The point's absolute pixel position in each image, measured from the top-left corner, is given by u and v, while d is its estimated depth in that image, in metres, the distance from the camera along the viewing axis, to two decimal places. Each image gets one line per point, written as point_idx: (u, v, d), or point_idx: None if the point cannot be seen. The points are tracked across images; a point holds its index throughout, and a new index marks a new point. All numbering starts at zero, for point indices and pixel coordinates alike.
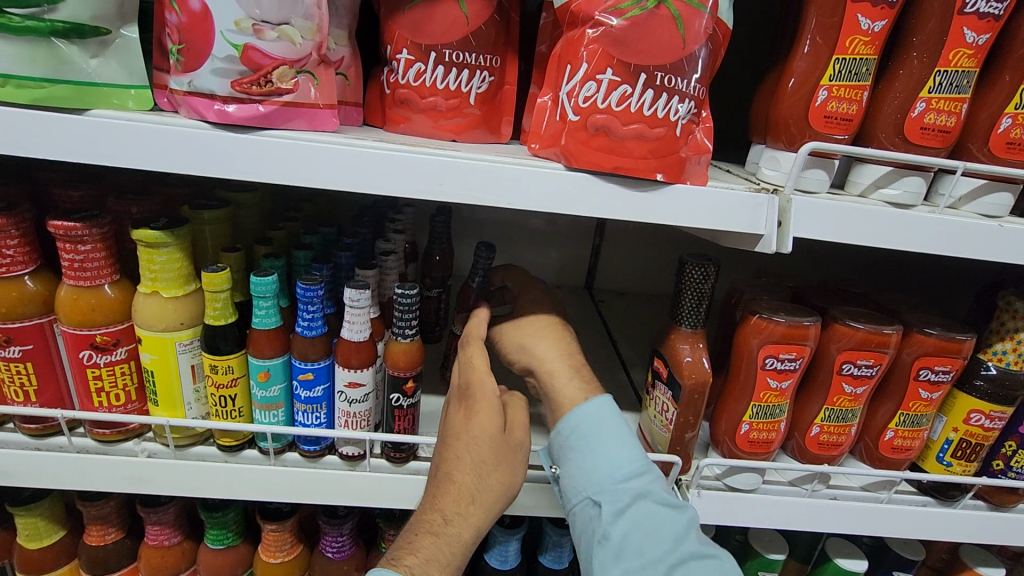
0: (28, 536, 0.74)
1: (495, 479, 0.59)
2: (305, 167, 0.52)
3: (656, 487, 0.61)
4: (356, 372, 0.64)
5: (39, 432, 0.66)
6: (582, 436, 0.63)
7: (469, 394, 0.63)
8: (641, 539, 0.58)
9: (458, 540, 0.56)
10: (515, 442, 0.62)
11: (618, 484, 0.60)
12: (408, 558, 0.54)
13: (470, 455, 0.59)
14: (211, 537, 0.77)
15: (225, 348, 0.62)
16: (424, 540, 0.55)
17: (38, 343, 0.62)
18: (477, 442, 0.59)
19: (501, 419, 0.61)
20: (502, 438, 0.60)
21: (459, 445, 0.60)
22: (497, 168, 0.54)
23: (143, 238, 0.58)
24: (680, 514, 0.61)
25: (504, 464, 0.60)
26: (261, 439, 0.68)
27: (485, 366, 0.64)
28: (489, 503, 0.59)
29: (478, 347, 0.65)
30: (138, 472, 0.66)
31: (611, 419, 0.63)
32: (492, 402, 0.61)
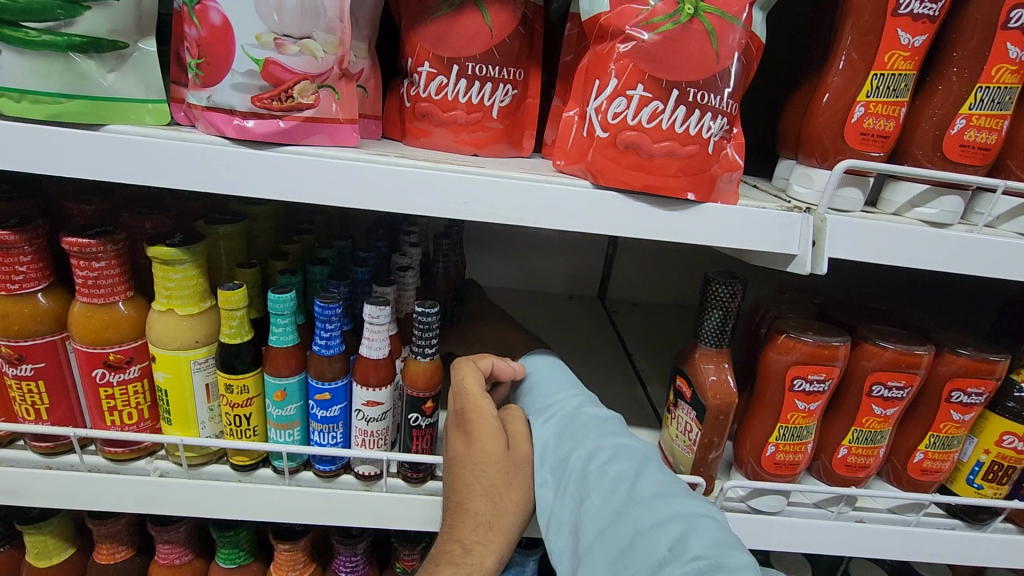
0: (37, 554, 0.73)
1: (509, 501, 0.59)
2: (327, 186, 0.51)
3: (583, 403, 0.65)
4: (375, 391, 0.63)
5: (50, 450, 0.65)
6: (535, 384, 0.69)
7: (465, 419, 0.61)
8: (561, 439, 0.61)
9: (480, 569, 0.56)
10: (519, 457, 0.61)
11: (549, 401, 0.66)
12: None
13: (481, 481, 0.58)
14: (223, 556, 0.75)
15: (241, 367, 0.61)
16: (445, 570, 0.55)
17: (50, 361, 0.61)
18: (483, 467, 0.59)
19: (503, 438, 0.60)
20: (507, 458, 0.60)
21: (465, 471, 0.58)
22: (522, 186, 0.52)
23: (159, 255, 0.56)
24: (602, 416, 0.63)
25: (514, 482, 0.59)
26: (276, 458, 0.67)
27: (477, 388, 0.62)
28: (506, 526, 0.58)
29: (471, 369, 0.64)
30: (151, 492, 0.64)
31: (551, 367, 0.71)
32: (490, 420, 0.60)
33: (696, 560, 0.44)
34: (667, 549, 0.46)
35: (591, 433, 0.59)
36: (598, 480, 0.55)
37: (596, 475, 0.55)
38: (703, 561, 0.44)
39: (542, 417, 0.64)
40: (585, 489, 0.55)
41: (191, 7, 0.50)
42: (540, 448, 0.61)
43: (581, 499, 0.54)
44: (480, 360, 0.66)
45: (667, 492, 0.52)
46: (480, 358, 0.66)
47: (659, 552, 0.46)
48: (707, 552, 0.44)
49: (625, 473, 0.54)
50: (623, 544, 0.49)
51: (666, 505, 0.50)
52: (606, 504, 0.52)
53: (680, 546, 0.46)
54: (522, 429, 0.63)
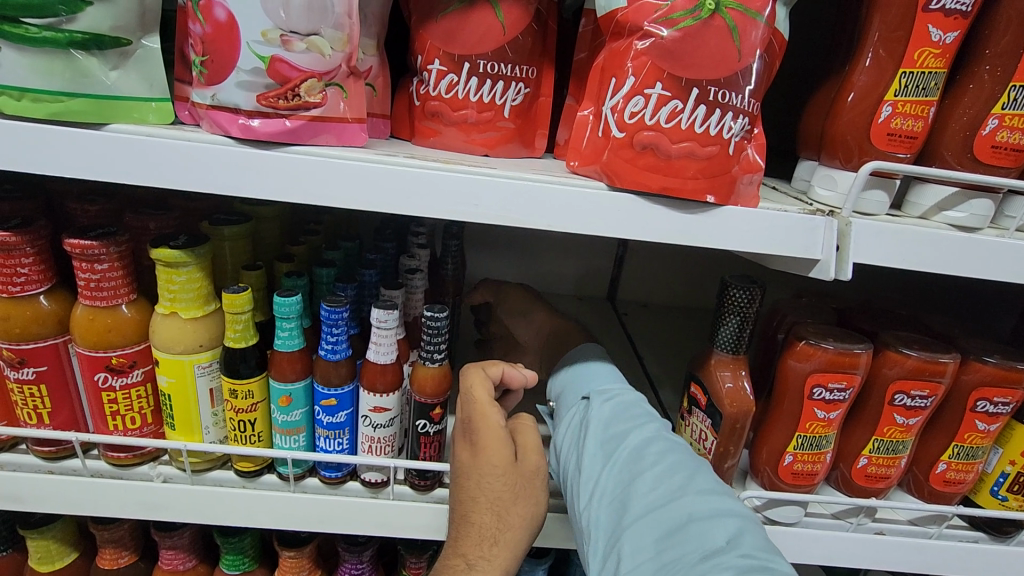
0: (40, 559, 0.72)
1: (516, 513, 0.57)
2: (335, 187, 0.50)
3: (645, 392, 0.65)
4: (382, 397, 0.61)
5: (52, 455, 0.64)
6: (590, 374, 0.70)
7: (471, 428, 0.59)
8: (618, 420, 0.60)
9: None
10: (527, 467, 0.58)
11: (611, 387, 0.66)
12: None
13: (488, 493, 0.56)
14: (227, 562, 0.74)
15: (246, 371, 0.60)
16: None
17: (52, 365, 0.59)
18: (489, 478, 0.56)
19: (512, 448, 0.58)
20: (514, 469, 0.57)
21: (472, 481, 0.57)
22: (535, 188, 0.51)
23: (163, 257, 0.55)
24: (657, 410, 0.63)
25: (522, 493, 0.57)
26: (281, 464, 0.65)
27: (486, 396, 0.60)
28: (512, 538, 0.56)
29: (479, 377, 0.62)
30: (154, 498, 0.63)
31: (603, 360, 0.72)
32: (497, 429, 0.58)
33: (747, 556, 0.45)
34: (720, 541, 0.46)
35: (653, 423, 0.59)
36: (652, 463, 0.54)
37: (652, 457, 0.55)
38: (755, 560, 0.44)
39: (601, 399, 0.63)
40: (639, 469, 0.54)
41: (196, 4, 0.49)
42: (596, 424, 0.60)
43: (632, 476, 0.54)
44: (490, 367, 0.64)
45: (717, 489, 0.52)
46: (489, 366, 0.64)
47: (711, 541, 0.46)
48: (760, 552, 0.45)
49: (681, 463, 0.54)
50: (672, 526, 0.49)
51: (719, 501, 0.50)
52: (658, 488, 0.52)
53: (735, 541, 0.46)
54: (533, 440, 0.61)
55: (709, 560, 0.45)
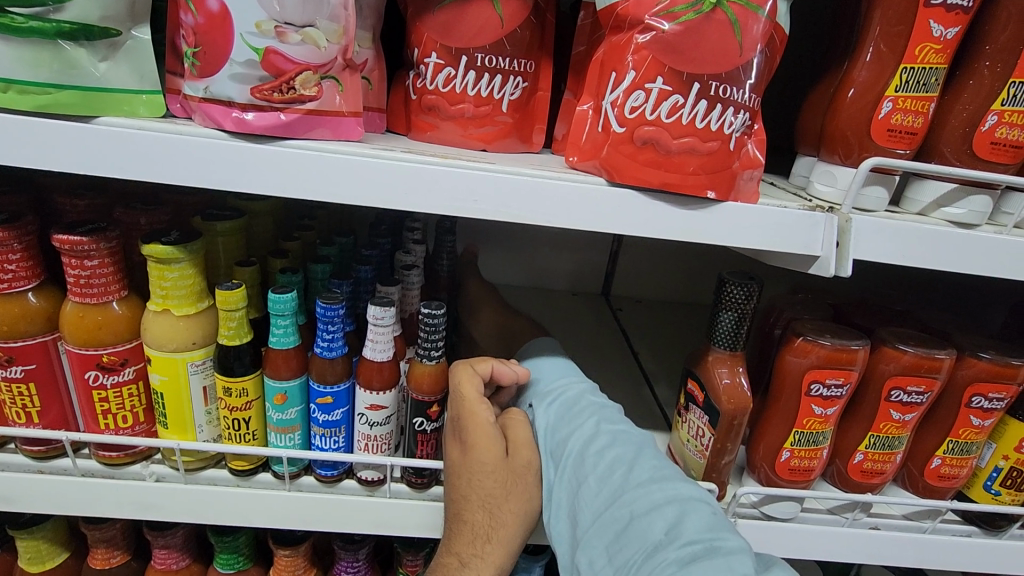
0: (30, 559, 0.71)
1: (507, 511, 0.57)
2: (331, 182, 0.49)
3: (584, 388, 0.64)
4: (378, 395, 0.60)
5: (42, 454, 0.63)
6: (535, 367, 0.69)
7: (461, 425, 0.59)
8: (559, 423, 0.60)
9: None
10: (519, 463, 0.58)
11: (552, 385, 0.65)
12: None
13: (477, 493, 0.56)
14: (221, 561, 0.73)
15: (240, 369, 0.59)
16: None
17: (41, 363, 0.58)
18: (480, 476, 0.56)
19: (501, 446, 0.58)
20: (505, 465, 0.57)
21: (463, 482, 0.56)
22: (534, 183, 0.50)
23: (154, 253, 0.54)
24: (600, 401, 0.62)
25: (513, 491, 0.57)
26: (276, 463, 0.64)
27: (475, 393, 0.59)
28: (504, 536, 0.56)
29: (467, 373, 0.60)
30: (147, 497, 0.62)
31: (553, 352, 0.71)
32: (487, 426, 0.58)
33: (689, 544, 0.45)
34: (662, 534, 0.46)
35: (589, 418, 0.59)
36: (595, 464, 0.54)
37: (594, 457, 0.55)
38: (697, 546, 0.44)
39: (544, 402, 0.63)
40: (582, 473, 0.54)
41: None
42: (540, 433, 0.60)
43: (578, 483, 0.54)
44: (477, 363, 0.62)
45: (663, 476, 0.52)
46: (478, 362, 0.63)
47: (654, 536, 0.46)
48: (701, 536, 0.45)
49: (622, 458, 0.54)
50: (619, 528, 0.49)
51: (662, 490, 0.50)
52: (603, 488, 0.52)
53: (675, 531, 0.46)
54: (525, 436, 0.60)
55: (654, 556, 0.45)
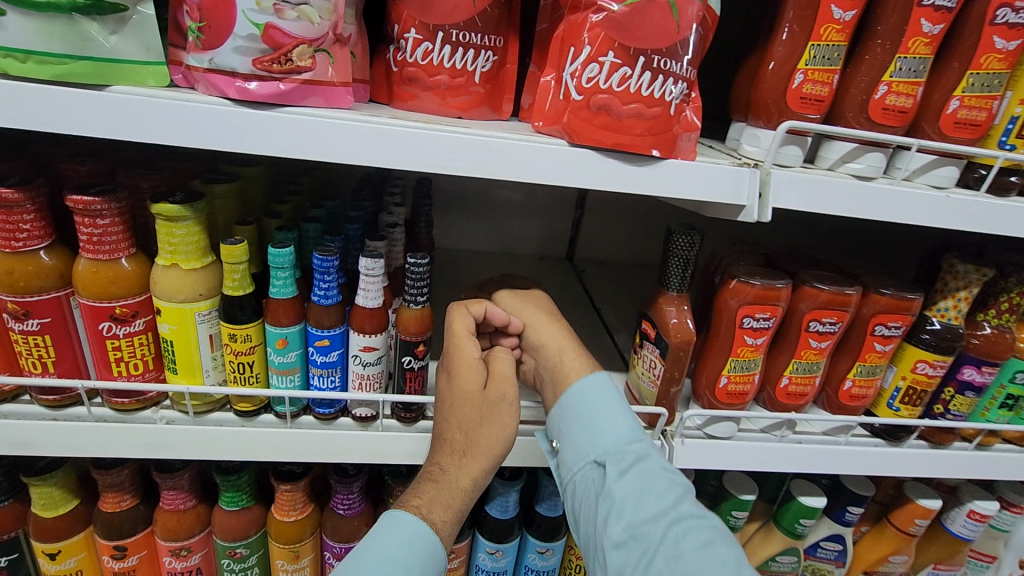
0: (44, 505, 0.76)
1: (485, 435, 0.65)
2: (327, 144, 0.56)
3: (651, 454, 0.66)
4: (370, 337, 0.68)
5: (57, 403, 0.68)
6: (586, 411, 0.68)
7: (449, 360, 0.68)
8: (637, 500, 0.62)
9: (455, 487, 0.63)
10: (498, 392, 0.67)
11: (620, 447, 0.65)
12: (415, 501, 0.63)
13: (459, 414, 0.65)
14: (226, 499, 0.80)
15: (243, 317, 0.65)
16: (427, 485, 0.64)
17: (55, 316, 0.63)
18: (461, 400, 0.65)
19: (482, 376, 0.66)
20: (482, 394, 0.66)
21: (447, 404, 0.66)
22: (506, 144, 0.58)
23: (163, 212, 0.60)
24: (672, 473, 0.64)
25: (491, 418, 0.66)
26: (278, 404, 0.72)
27: (463, 330, 0.69)
28: (480, 456, 0.64)
29: (459, 310, 0.70)
30: (160, 438, 0.69)
31: (608, 393, 0.70)
32: (470, 360, 0.67)
33: None
34: None
35: (680, 509, 0.61)
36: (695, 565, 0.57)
37: (694, 558, 0.58)
38: None
39: (616, 468, 0.64)
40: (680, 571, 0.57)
41: None
42: (620, 508, 0.62)
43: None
44: (470, 304, 0.72)
45: None
46: (473, 304, 0.72)
47: None
48: None
49: (727, 563, 0.58)
50: None
51: None
52: None
53: None
54: (504, 369, 0.68)
55: None
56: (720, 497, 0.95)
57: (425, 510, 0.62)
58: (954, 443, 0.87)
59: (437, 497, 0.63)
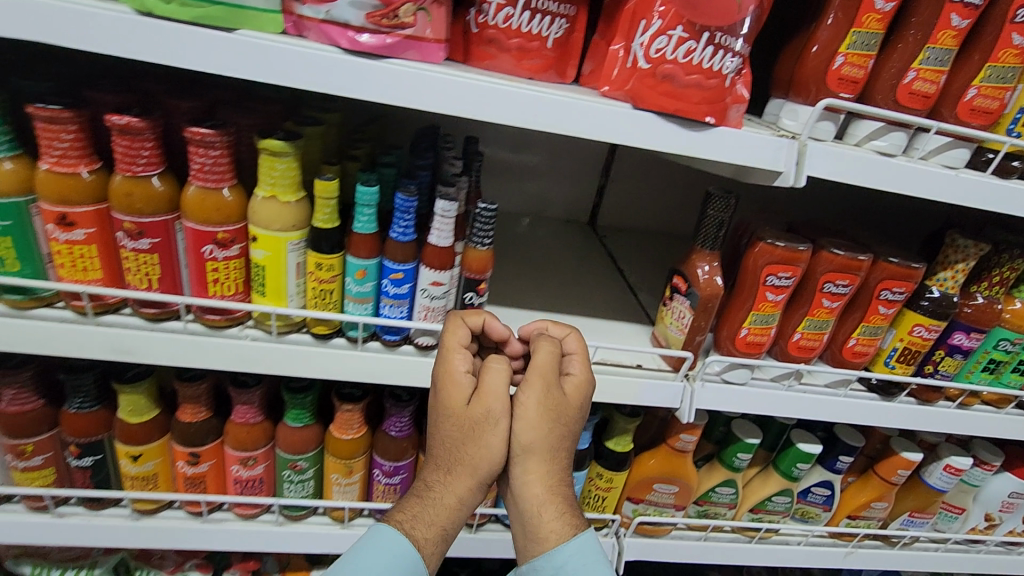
0: (131, 411, 0.85)
1: (467, 455, 0.70)
2: (425, 94, 0.63)
3: None
4: (439, 274, 0.76)
5: (156, 316, 0.76)
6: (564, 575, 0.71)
7: (441, 375, 0.72)
8: None
9: (437, 502, 0.70)
10: (477, 421, 0.69)
11: None
12: (398, 514, 0.72)
13: (446, 434, 0.70)
14: (291, 416, 0.89)
15: (329, 248, 0.73)
16: (413, 501, 0.72)
17: (163, 237, 0.71)
18: (446, 416, 0.71)
19: (468, 392, 0.70)
20: (466, 412, 0.70)
21: (434, 417, 0.72)
22: (579, 104, 0.66)
23: (269, 147, 0.67)
24: None
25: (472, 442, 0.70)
26: (350, 329, 0.80)
27: (454, 344, 0.72)
28: (463, 477, 0.70)
29: (456, 323, 0.73)
30: (246, 353, 0.77)
31: (590, 559, 0.71)
32: (457, 376, 0.71)
33: None
34: None
35: None
36: None
37: None
38: None
39: None
40: None
41: None
42: None
43: None
44: (467, 316, 0.76)
45: None
46: (469, 316, 0.76)
47: None
48: None
49: None
50: None
51: None
52: None
53: None
54: (491, 389, 0.70)
55: None
56: (727, 442, 1.05)
57: (407, 526, 0.70)
58: (940, 401, 0.98)
59: (413, 515, 0.71)
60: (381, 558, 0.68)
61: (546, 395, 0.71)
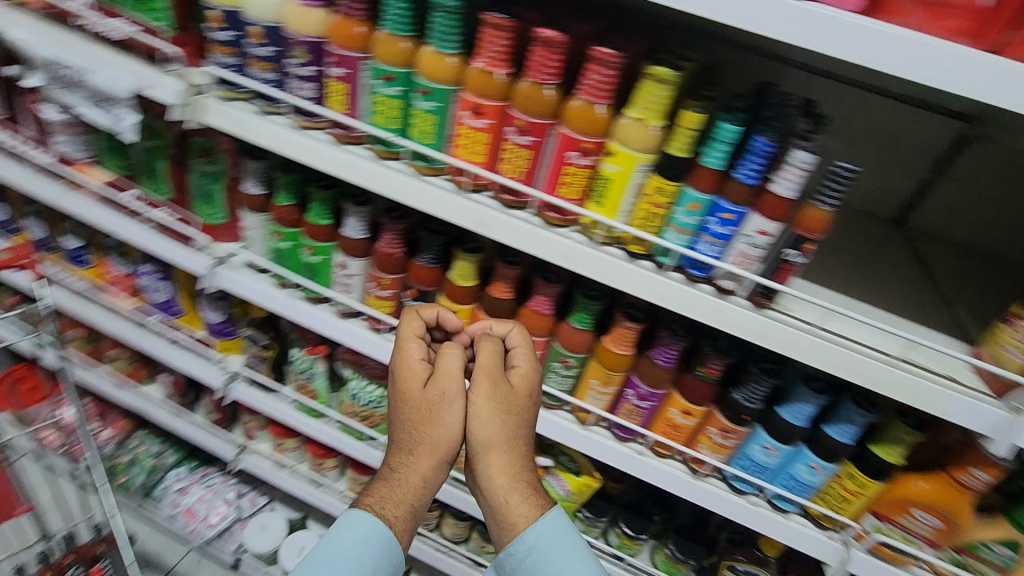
0: (460, 275, 1.06)
1: (425, 433, 0.93)
2: (835, 38, 0.62)
3: None
4: (770, 223, 0.78)
5: (509, 203, 0.91)
6: (556, 564, 0.91)
7: (398, 369, 0.98)
8: None
9: (402, 481, 0.93)
10: (437, 405, 0.93)
11: None
12: (369, 498, 0.94)
13: (408, 414, 0.94)
14: (577, 317, 1.02)
15: (674, 176, 0.80)
16: (380, 487, 0.95)
17: (539, 138, 0.84)
18: (403, 398, 0.96)
19: (424, 375, 0.96)
20: (422, 392, 0.94)
21: (390, 400, 0.97)
22: (1014, 69, 0.59)
23: (657, 73, 0.75)
24: None
25: (420, 455, 0.93)
26: (660, 255, 0.87)
27: (410, 329, 0.99)
28: (422, 455, 0.92)
29: (411, 315, 1.00)
30: (569, 252, 0.88)
31: (564, 548, 0.91)
32: (410, 363, 0.97)
33: None
34: None
35: None
36: None
37: None
38: None
39: None
40: None
41: None
42: None
43: None
44: (424, 311, 1.02)
45: None
46: (425, 310, 1.01)
47: None
48: None
49: None
50: None
51: None
52: None
53: None
54: (443, 369, 0.94)
55: None
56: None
57: (377, 507, 0.92)
58: None
59: (386, 501, 0.93)
60: (353, 535, 0.90)
61: (502, 400, 0.95)
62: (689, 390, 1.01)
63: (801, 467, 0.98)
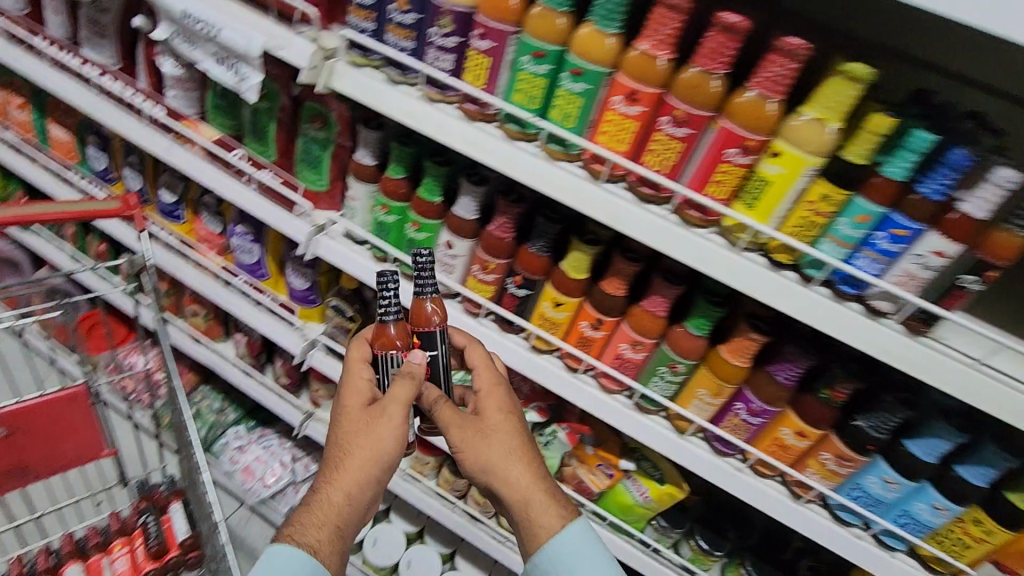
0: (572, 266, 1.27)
1: (361, 448, 1.08)
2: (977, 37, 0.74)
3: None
4: (948, 245, 0.92)
5: (648, 196, 1.10)
6: (562, 550, 1.11)
7: (348, 420, 1.12)
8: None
9: (334, 503, 1.06)
10: (377, 419, 1.09)
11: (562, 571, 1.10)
12: (301, 534, 1.05)
13: (352, 434, 1.09)
14: (696, 322, 1.19)
15: (849, 182, 0.96)
16: (313, 524, 1.06)
17: (696, 131, 1.02)
18: (355, 429, 1.10)
19: (363, 398, 1.13)
20: (361, 406, 1.12)
21: (334, 451, 1.10)
22: None
23: (854, 72, 0.89)
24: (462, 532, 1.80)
25: (379, 439, 1.08)
26: (810, 271, 1.03)
27: (358, 381, 1.15)
28: (368, 469, 1.07)
29: (354, 362, 1.18)
30: (706, 251, 1.06)
31: (587, 546, 1.12)
32: (354, 381, 1.15)
33: None
34: None
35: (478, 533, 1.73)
36: None
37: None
38: None
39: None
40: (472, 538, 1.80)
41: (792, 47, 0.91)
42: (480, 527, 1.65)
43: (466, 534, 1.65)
44: (357, 361, 1.18)
45: None
46: (363, 368, 1.17)
47: None
48: None
49: None
50: None
51: None
52: None
53: None
54: (357, 394, 1.13)
55: None
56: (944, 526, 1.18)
57: (310, 543, 1.04)
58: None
59: (306, 524, 1.06)
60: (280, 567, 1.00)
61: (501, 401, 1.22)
62: (807, 412, 1.14)
63: (822, 456, 1.17)
